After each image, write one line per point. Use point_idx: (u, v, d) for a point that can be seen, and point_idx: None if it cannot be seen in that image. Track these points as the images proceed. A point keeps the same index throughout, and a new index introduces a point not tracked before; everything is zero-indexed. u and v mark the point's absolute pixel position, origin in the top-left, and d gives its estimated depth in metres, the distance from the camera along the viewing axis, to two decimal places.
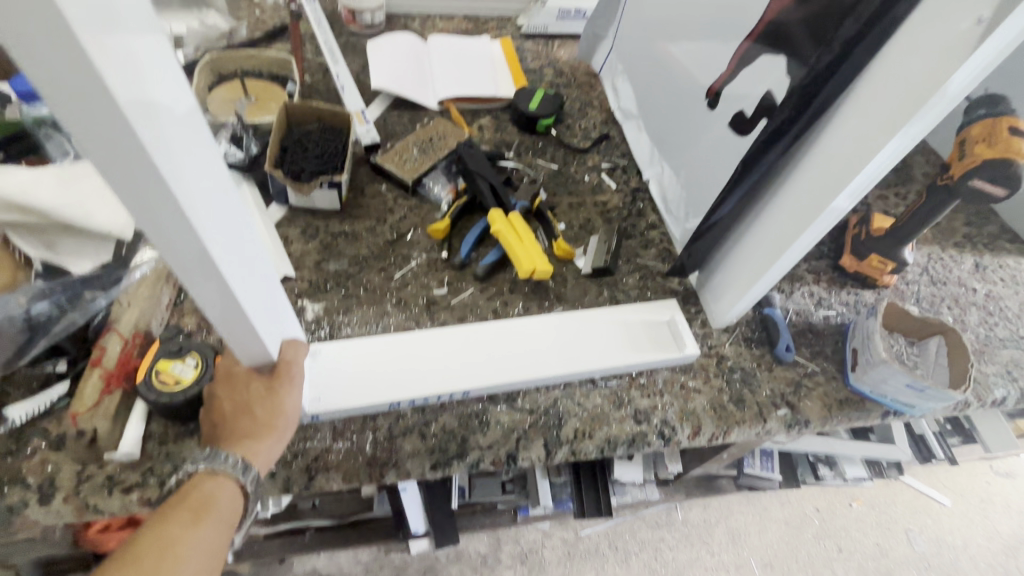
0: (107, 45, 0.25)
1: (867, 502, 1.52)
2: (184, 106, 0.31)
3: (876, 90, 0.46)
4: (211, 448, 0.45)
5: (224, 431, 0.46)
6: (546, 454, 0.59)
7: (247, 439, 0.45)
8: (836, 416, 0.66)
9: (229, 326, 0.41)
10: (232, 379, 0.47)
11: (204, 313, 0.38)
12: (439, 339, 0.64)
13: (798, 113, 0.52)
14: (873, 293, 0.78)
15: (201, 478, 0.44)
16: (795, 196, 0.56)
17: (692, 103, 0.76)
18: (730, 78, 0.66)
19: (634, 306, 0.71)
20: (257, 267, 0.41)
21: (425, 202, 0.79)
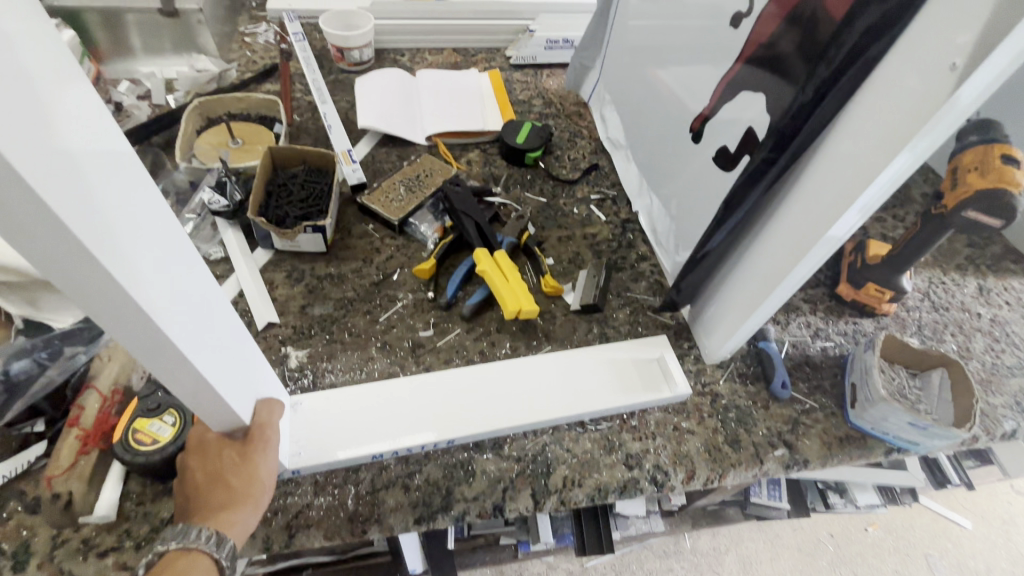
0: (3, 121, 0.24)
1: (883, 526, 1.47)
2: (102, 172, 0.31)
3: (854, 133, 0.44)
4: (182, 525, 0.43)
5: (196, 505, 0.45)
6: (534, 504, 0.57)
7: (224, 510, 0.44)
8: (837, 455, 0.64)
9: (182, 386, 0.39)
10: (206, 448, 0.47)
11: (153, 374, 0.38)
12: (424, 385, 0.63)
13: (778, 151, 0.52)
14: (872, 322, 0.76)
15: (171, 559, 0.42)
16: (783, 234, 0.54)
17: (679, 133, 0.75)
18: (717, 107, 0.65)
19: (623, 343, 0.69)
20: (206, 320, 0.40)
21: (412, 240, 0.78)
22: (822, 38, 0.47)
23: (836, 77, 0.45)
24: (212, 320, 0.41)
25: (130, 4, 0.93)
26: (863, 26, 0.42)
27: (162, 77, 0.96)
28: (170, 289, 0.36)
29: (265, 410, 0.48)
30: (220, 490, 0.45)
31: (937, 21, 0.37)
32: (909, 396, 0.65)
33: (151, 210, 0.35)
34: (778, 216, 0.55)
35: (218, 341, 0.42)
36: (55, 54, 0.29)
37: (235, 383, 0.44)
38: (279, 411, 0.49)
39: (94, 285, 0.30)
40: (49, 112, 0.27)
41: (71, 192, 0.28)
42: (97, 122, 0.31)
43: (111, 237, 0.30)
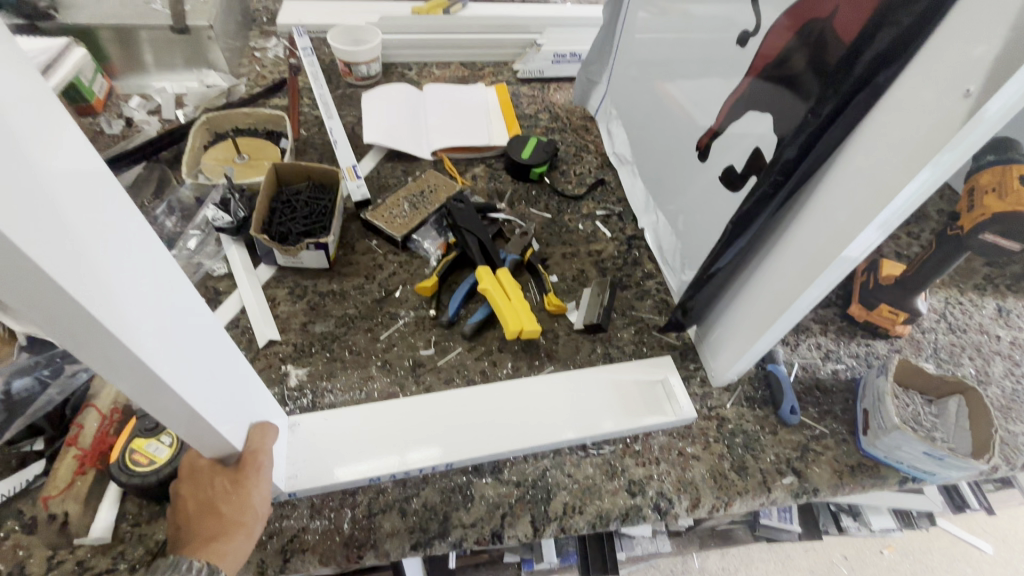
0: None
1: (900, 549, 1.43)
2: (74, 202, 0.31)
3: (865, 158, 0.43)
4: (173, 556, 0.43)
5: (188, 533, 0.45)
6: (534, 531, 0.56)
7: (215, 540, 0.44)
8: (848, 484, 0.62)
9: (168, 412, 0.39)
10: (200, 475, 0.46)
11: (137, 402, 0.37)
12: (423, 406, 0.62)
13: (786, 174, 0.50)
14: (885, 344, 0.74)
15: None
16: (791, 259, 0.53)
17: (687, 150, 0.74)
18: (725, 125, 0.64)
19: (627, 364, 0.68)
20: (191, 345, 0.40)
21: (415, 257, 0.78)
22: (831, 60, 0.45)
23: (845, 99, 0.43)
24: (197, 343, 0.40)
25: (144, 21, 0.94)
26: (872, 49, 0.41)
27: (172, 92, 0.97)
28: (148, 315, 0.35)
29: (259, 434, 0.48)
30: (215, 519, 0.44)
31: (947, 42, 0.36)
32: (924, 424, 0.63)
33: (127, 235, 0.35)
34: (787, 239, 0.53)
35: (204, 364, 0.41)
36: (18, 81, 0.29)
37: (224, 407, 0.43)
38: (274, 435, 0.48)
39: (71, 314, 0.30)
40: (12, 139, 0.27)
41: (35, 222, 0.27)
42: (65, 148, 0.31)
43: (83, 265, 0.30)
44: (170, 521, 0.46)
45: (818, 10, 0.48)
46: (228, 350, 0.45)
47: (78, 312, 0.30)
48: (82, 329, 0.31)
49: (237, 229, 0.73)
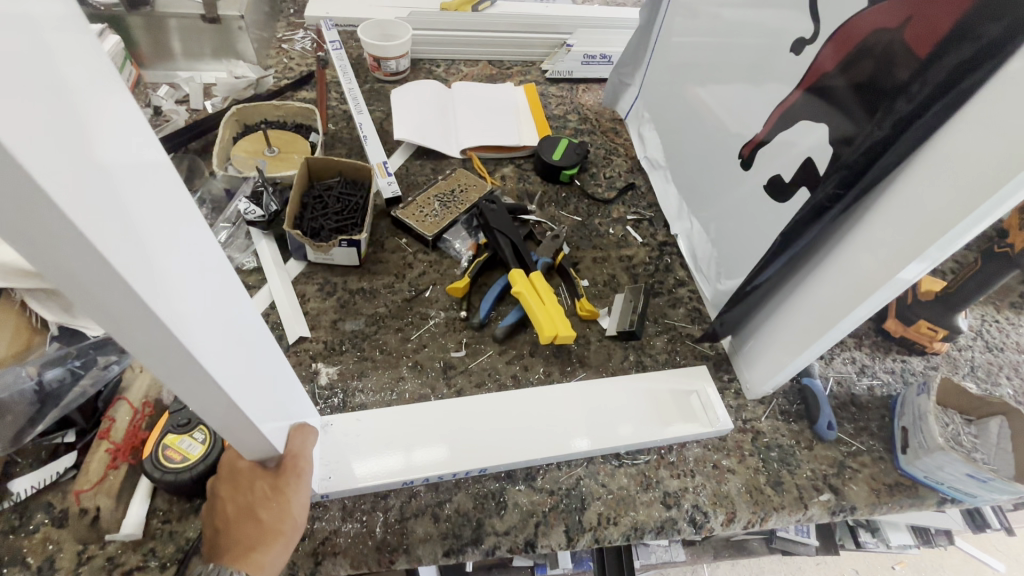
0: (59, 162, 0.22)
1: (911, 565, 1.41)
2: (148, 202, 0.29)
3: (939, 178, 0.42)
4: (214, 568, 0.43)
5: (226, 539, 0.45)
6: (567, 541, 0.55)
7: (254, 551, 0.43)
8: (886, 504, 0.60)
9: (213, 413, 0.38)
10: (241, 479, 0.46)
11: (189, 404, 0.36)
12: (457, 409, 0.61)
13: (847, 186, 0.49)
14: (921, 360, 0.73)
15: None
16: (843, 276, 0.52)
17: (725, 158, 0.73)
18: (771, 134, 0.63)
19: (661, 373, 0.67)
20: (240, 347, 0.39)
21: (445, 256, 0.77)
22: (902, 71, 0.44)
23: (918, 112, 0.42)
24: (243, 342, 0.39)
25: (174, 10, 0.93)
26: (953, 62, 0.39)
27: (200, 81, 0.96)
28: (204, 314, 0.34)
29: (299, 437, 0.47)
30: (255, 526, 0.44)
31: None
32: (964, 443, 0.62)
33: (188, 234, 0.33)
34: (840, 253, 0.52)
35: (248, 364, 0.40)
36: (93, 66, 0.27)
37: (267, 406, 0.42)
38: (311, 439, 0.47)
39: (132, 317, 0.28)
40: (90, 132, 0.25)
41: (110, 219, 0.26)
42: (136, 141, 0.29)
43: (150, 263, 0.28)
44: (209, 524, 0.46)
45: (885, 20, 0.47)
46: (269, 347, 0.44)
47: (141, 314, 0.28)
48: (140, 330, 0.30)
49: (268, 224, 0.72)
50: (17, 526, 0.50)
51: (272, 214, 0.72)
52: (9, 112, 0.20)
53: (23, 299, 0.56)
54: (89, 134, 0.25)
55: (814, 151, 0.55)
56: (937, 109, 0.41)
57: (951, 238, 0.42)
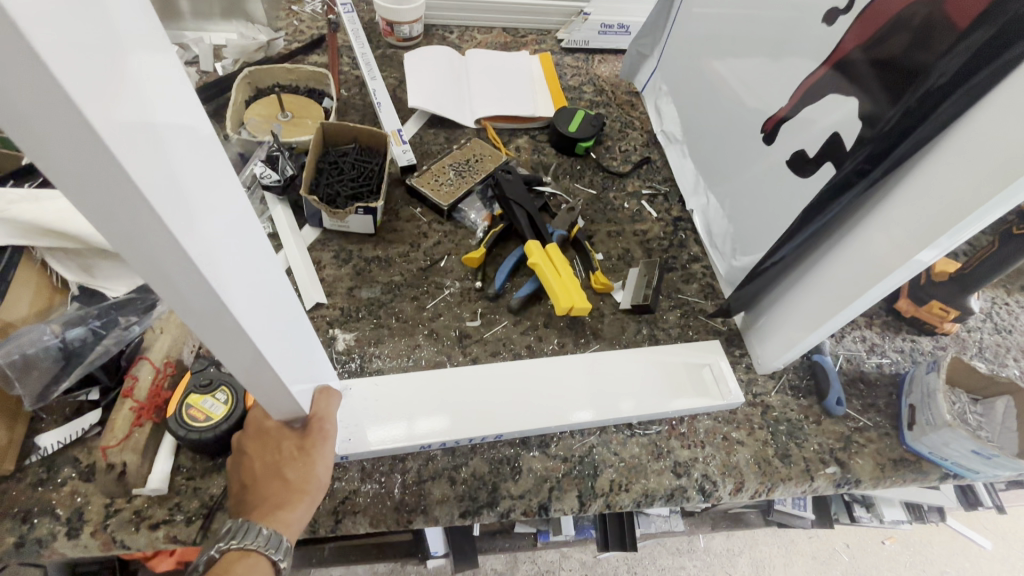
0: (120, 123, 0.23)
1: (901, 540, 1.46)
2: (195, 164, 0.30)
3: (969, 159, 0.42)
4: (243, 521, 0.43)
5: (252, 494, 0.46)
6: (580, 506, 0.57)
7: (280, 509, 0.44)
8: (890, 477, 0.62)
9: (248, 373, 0.39)
10: (266, 436, 0.47)
11: (226, 364, 0.37)
12: (473, 377, 0.61)
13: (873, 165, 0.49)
14: (930, 341, 0.73)
15: (232, 562, 0.42)
16: (860, 256, 0.52)
17: (744, 133, 0.72)
18: (795, 109, 0.62)
19: (675, 346, 0.67)
20: (273, 310, 0.40)
21: (460, 226, 0.77)
22: (938, 45, 0.44)
23: (954, 84, 0.41)
24: (271, 301, 0.39)
25: None
26: (992, 36, 0.39)
27: (210, 43, 0.94)
28: (244, 277, 0.35)
29: (325, 398, 0.48)
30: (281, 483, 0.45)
31: None
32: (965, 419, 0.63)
33: (230, 197, 0.34)
34: (857, 232, 0.53)
35: (279, 327, 0.41)
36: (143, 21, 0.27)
37: (294, 365, 0.43)
38: (335, 401, 0.48)
39: (178, 275, 0.29)
40: (144, 91, 0.25)
41: (163, 178, 0.26)
42: (184, 101, 0.29)
43: (197, 224, 0.29)
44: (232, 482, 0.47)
45: None
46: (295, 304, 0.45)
47: (186, 272, 0.29)
48: (186, 290, 0.30)
49: (284, 189, 0.72)
50: (45, 479, 0.51)
51: (288, 179, 0.72)
52: (76, 70, 0.20)
53: (43, 259, 0.56)
54: (144, 93, 0.25)
55: (841, 125, 0.54)
56: (974, 82, 0.40)
57: (974, 221, 0.43)
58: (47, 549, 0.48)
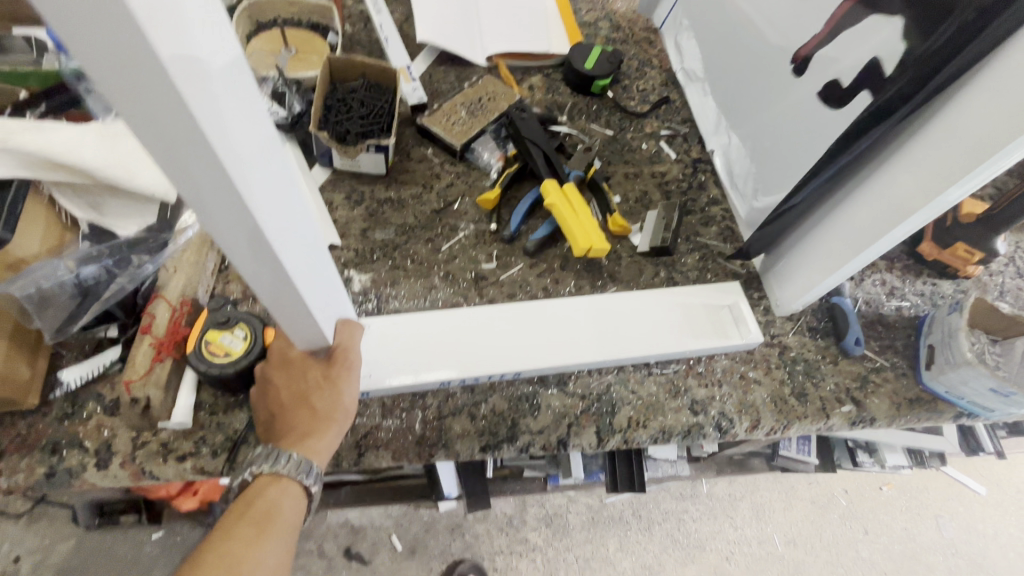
0: (162, 24, 0.23)
1: (898, 486, 1.50)
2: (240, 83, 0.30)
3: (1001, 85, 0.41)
4: (272, 448, 0.45)
5: (280, 422, 0.47)
6: (598, 441, 0.57)
7: (309, 437, 0.46)
8: (904, 416, 0.63)
9: (280, 302, 0.40)
10: (293, 366, 0.48)
11: (258, 290, 0.38)
12: (490, 316, 0.61)
13: (902, 101, 0.48)
14: (952, 284, 0.72)
15: (264, 485, 0.45)
16: (882, 196, 0.52)
17: (769, 67, 0.68)
18: (824, 41, 0.58)
19: (695, 287, 0.66)
20: (308, 245, 0.40)
21: (473, 167, 0.74)
22: None
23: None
24: (310, 240, 0.40)
25: None
26: None
27: None
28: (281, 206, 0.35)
29: (349, 330, 0.48)
30: (310, 411, 0.46)
31: None
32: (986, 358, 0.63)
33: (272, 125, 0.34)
34: (881, 173, 0.52)
35: (313, 262, 0.41)
36: None
37: (322, 302, 0.44)
38: (359, 332, 0.49)
39: (215, 195, 0.30)
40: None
41: (206, 90, 0.26)
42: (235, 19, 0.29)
43: (238, 144, 0.29)
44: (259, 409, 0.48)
45: None
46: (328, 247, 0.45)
47: (222, 189, 0.29)
48: (222, 211, 0.31)
49: (291, 126, 0.69)
50: (71, 413, 0.52)
51: (296, 116, 0.70)
52: None
53: (50, 195, 0.55)
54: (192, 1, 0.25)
55: (880, 51, 0.50)
56: None
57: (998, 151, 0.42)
58: (79, 479, 0.49)
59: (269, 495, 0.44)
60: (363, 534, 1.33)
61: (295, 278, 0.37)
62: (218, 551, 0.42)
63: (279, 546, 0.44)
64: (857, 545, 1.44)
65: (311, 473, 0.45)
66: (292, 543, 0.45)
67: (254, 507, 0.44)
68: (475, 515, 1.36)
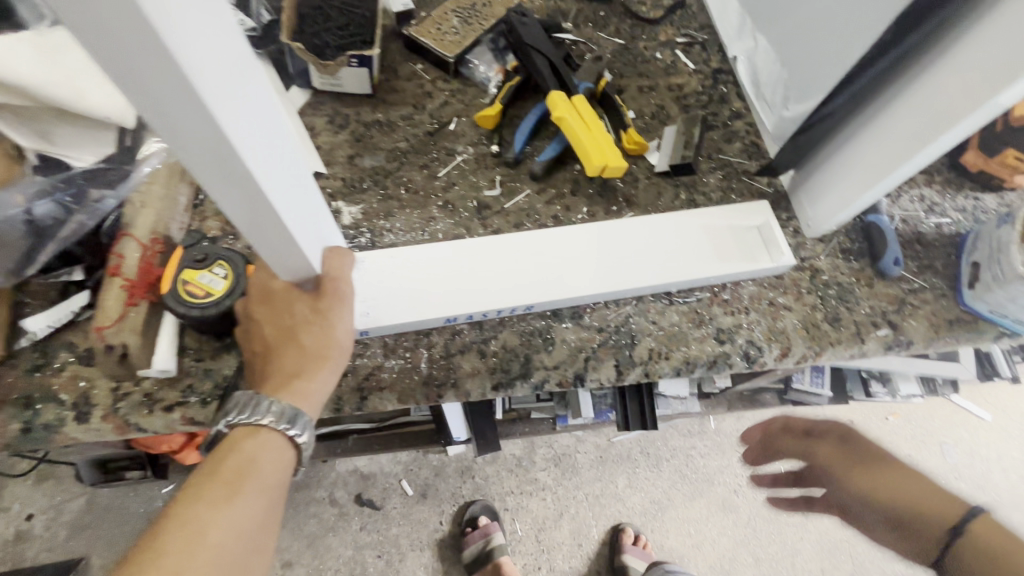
0: None
1: (905, 415, 1.51)
2: None
3: None
4: (254, 394, 0.41)
5: (267, 362, 0.43)
6: (617, 375, 0.53)
7: (297, 378, 0.42)
8: (943, 338, 0.58)
9: (263, 234, 0.36)
10: (276, 300, 0.43)
11: (233, 219, 0.34)
12: (496, 248, 0.55)
13: None
14: (996, 198, 0.66)
15: (241, 439, 0.41)
16: (920, 96, 0.46)
17: None
18: None
19: (719, 208, 0.61)
20: (290, 169, 0.36)
21: (469, 84, 0.66)
22: None
23: None
24: (298, 174, 0.37)
25: None
26: None
27: None
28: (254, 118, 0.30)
29: (338, 260, 0.44)
30: (298, 347, 0.42)
31: None
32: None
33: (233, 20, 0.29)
34: (914, 76, 0.47)
35: (299, 189, 0.37)
36: None
37: (311, 237, 0.40)
38: (350, 261, 0.44)
39: (168, 95, 0.25)
40: None
41: None
42: None
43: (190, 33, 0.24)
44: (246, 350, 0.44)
45: None
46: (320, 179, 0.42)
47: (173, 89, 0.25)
48: (187, 138, 0.28)
49: (262, 40, 0.61)
50: (42, 364, 0.47)
51: (265, 28, 0.61)
52: None
53: None
54: None
55: None
56: None
57: None
58: (59, 434, 0.45)
59: (246, 449, 0.40)
60: (374, 481, 1.33)
61: (281, 216, 0.34)
62: (184, 510, 0.38)
63: (255, 504, 0.39)
64: None
65: (297, 418, 0.41)
66: (276, 501, 0.41)
67: (228, 463, 0.40)
68: (485, 458, 1.36)
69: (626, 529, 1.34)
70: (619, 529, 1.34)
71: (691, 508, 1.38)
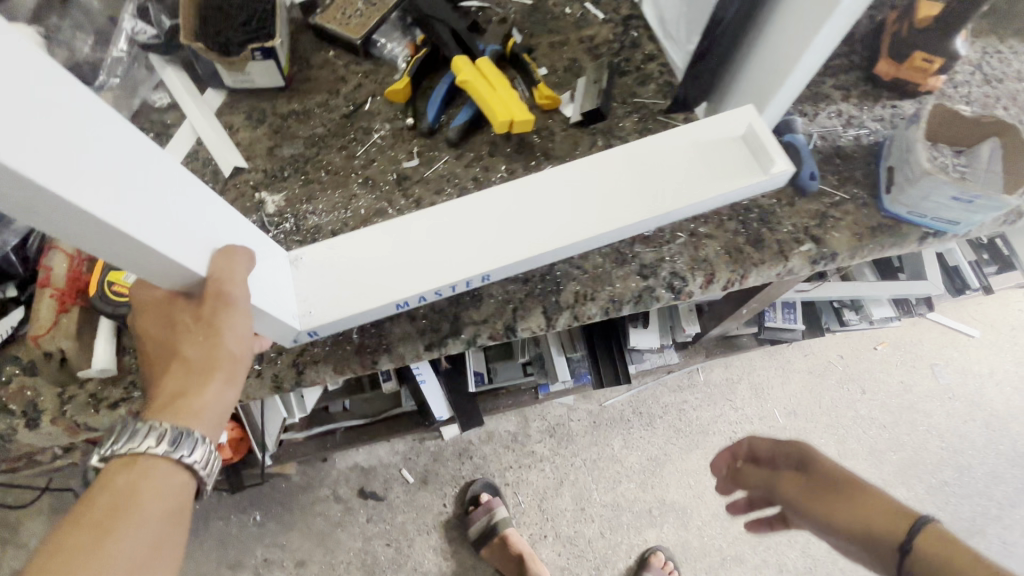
0: None
1: (893, 343, 1.52)
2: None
3: None
4: (138, 422, 0.41)
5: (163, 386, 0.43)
6: (546, 322, 0.55)
7: (190, 398, 0.42)
8: (867, 246, 0.59)
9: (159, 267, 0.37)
10: (163, 319, 0.43)
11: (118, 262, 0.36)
12: (432, 224, 0.54)
13: None
14: (914, 103, 0.67)
15: (119, 474, 0.40)
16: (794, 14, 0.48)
17: None
18: None
19: (694, 125, 0.59)
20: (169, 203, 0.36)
21: (381, 63, 0.67)
22: None
23: None
24: (180, 204, 0.37)
25: None
26: None
27: None
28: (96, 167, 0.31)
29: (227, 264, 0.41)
30: (184, 362, 0.42)
31: None
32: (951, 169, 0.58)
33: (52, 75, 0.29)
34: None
35: (183, 220, 0.38)
36: None
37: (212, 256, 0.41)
38: (239, 263, 0.42)
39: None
40: None
41: None
42: None
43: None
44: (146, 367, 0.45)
45: None
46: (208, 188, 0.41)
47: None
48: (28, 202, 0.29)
49: (167, 48, 0.64)
50: None
51: (167, 33, 0.64)
52: None
53: None
54: None
55: None
56: None
57: None
58: (13, 442, 0.48)
59: (121, 482, 0.40)
60: (374, 474, 1.36)
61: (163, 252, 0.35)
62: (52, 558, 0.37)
63: (133, 539, 0.38)
64: (856, 405, 1.46)
65: (183, 439, 0.40)
66: (175, 523, 0.40)
67: (101, 502, 0.39)
68: (480, 437, 1.39)
69: (658, 551, 1.30)
70: (650, 550, 1.31)
71: (689, 461, 1.40)
